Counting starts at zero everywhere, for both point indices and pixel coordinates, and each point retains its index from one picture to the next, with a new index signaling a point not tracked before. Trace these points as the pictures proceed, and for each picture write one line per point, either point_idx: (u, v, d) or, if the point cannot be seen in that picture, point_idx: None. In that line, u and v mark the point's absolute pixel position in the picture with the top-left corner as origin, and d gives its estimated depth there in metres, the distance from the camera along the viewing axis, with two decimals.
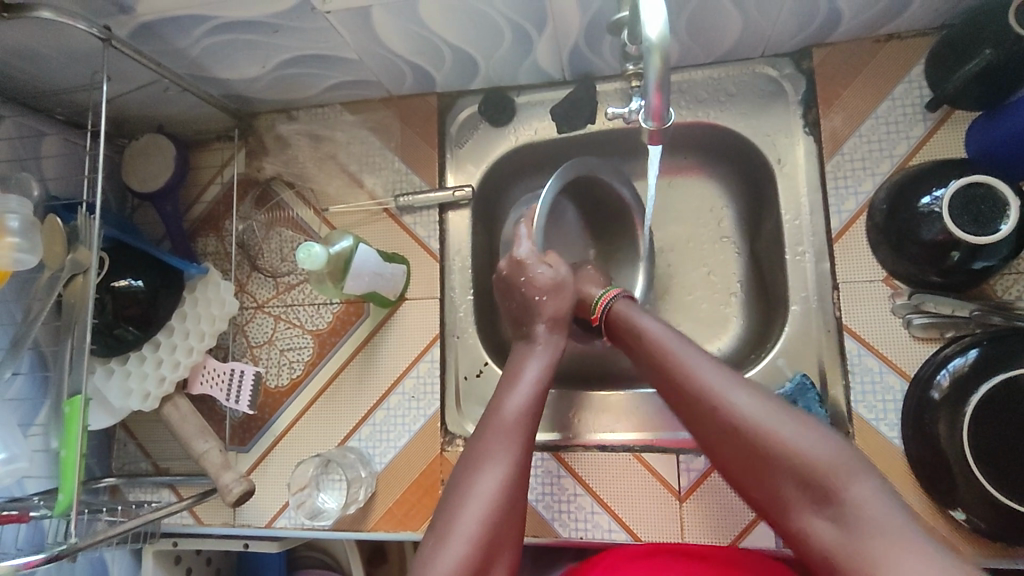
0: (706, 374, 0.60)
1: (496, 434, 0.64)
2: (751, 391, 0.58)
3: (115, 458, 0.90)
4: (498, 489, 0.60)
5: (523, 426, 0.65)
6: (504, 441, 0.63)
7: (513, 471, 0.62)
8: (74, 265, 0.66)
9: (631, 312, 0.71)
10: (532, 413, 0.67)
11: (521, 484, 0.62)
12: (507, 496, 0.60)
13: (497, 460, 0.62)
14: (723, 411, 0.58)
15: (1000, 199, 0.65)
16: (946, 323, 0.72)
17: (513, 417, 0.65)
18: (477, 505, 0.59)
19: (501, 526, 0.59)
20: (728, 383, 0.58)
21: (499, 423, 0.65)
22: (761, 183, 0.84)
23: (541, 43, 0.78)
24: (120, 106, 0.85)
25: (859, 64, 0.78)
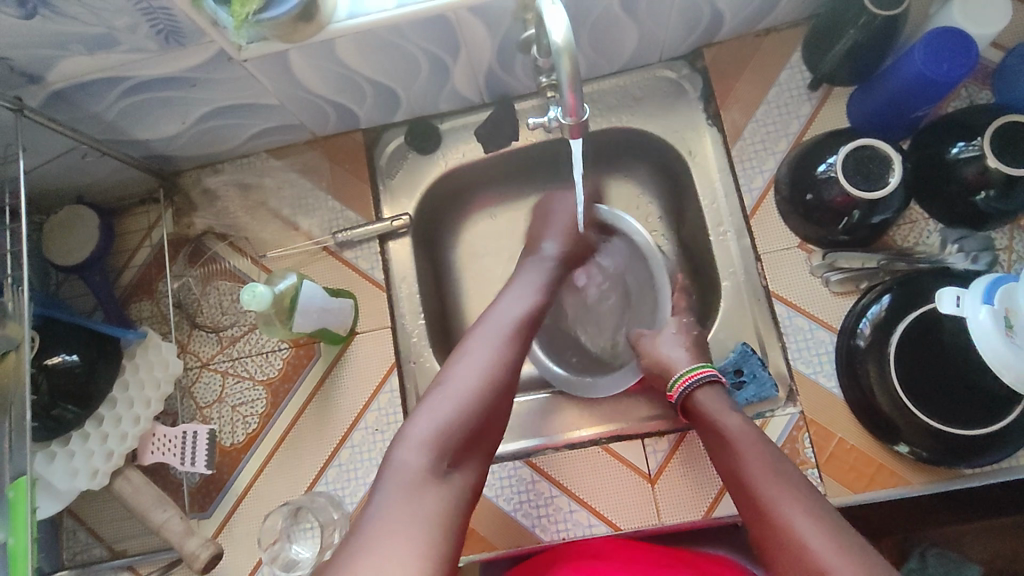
0: (782, 496, 0.60)
1: (479, 329, 0.73)
2: (816, 517, 0.58)
3: (65, 550, 0.84)
4: (486, 367, 0.68)
5: (522, 325, 0.74)
6: (497, 338, 0.72)
7: (501, 353, 0.70)
8: (5, 341, 0.63)
9: (716, 409, 0.71)
10: (529, 317, 0.76)
11: (505, 380, 0.69)
12: (490, 381, 0.67)
13: (487, 340, 0.71)
14: (778, 509, 0.59)
15: (884, 156, 0.73)
16: (859, 275, 0.79)
17: (505, 319, 0.74)
18: (457, 386, 0.66)
19: (484, 399, 0.66)
20: (795, 507, 0.59)
21: (490, 325, 0.73)
22: (678, 175, 0.90)
23: (457, 70, 0.82)
24: (36, 180, 0.82)
25: (745, 57, 0.86)
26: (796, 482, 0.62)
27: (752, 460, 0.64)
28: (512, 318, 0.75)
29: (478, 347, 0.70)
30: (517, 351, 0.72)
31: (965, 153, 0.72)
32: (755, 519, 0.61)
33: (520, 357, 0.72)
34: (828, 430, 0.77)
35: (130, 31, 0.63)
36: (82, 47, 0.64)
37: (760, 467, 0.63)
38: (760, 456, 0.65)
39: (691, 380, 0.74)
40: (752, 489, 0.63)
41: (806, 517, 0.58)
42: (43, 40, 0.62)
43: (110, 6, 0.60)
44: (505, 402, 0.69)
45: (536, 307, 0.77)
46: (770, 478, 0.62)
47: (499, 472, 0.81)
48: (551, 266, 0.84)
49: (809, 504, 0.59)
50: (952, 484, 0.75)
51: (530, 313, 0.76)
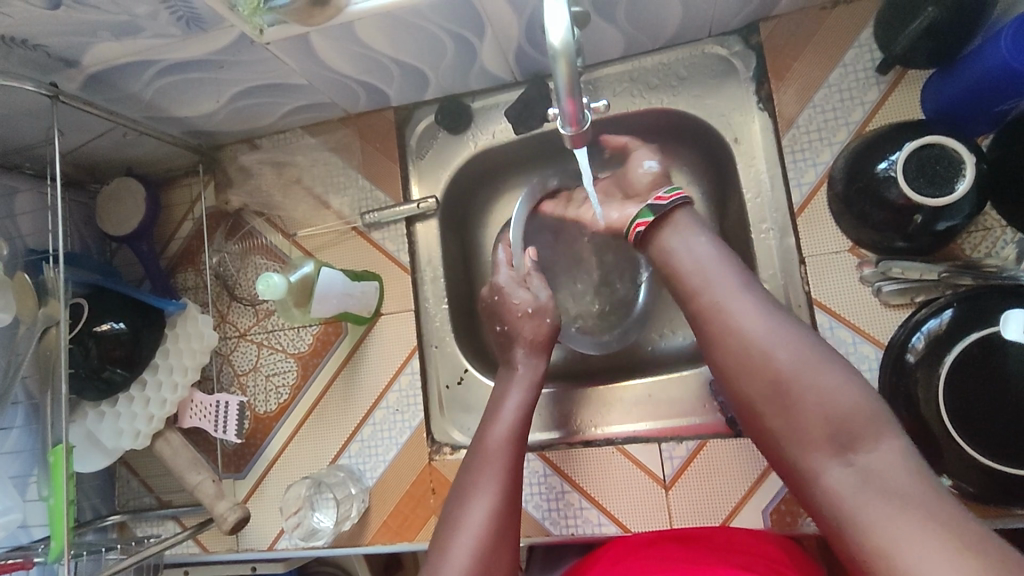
0: (745, 315, 0.59)
1: (480, 464, 0.65)
2: (786, 333, 0.58)
3: (119, 495, 0.92)
4: (484, 523, 0.60)
5: (509, 450, 0.66)
6: (495, 469, 0.64)
7: (502, 490, 0.63)
8: (47, 318, 0.68)
9: (685, 225, 0.67)
10: (517, 439, 0.67)
11: (511, 528, 0.62)
12: (499, 525, 0.61)
13: (487, 479, 0.63)
14: (749, 333, 0.59)
15: (955, 157, 0.64)
16: (915, 288, 0.71)
17: (494, 445, 0.66)
18: (467, 535, 0.59)
19: (496, 551, 0.59)
20: (766, 325, 0.59)
21: (484, 458, 0.65)
22: (722, 163, 0.84)
23: (485, 48, 0.78)
24: (86, 156, 0.86)
25: (807, 34, 0.77)
26: (760, 303, 0.60)
27: (719, 274, 0.63)
28: (501, 443, 0.67)
29: (473, 503, 0.62)
30: (510, 484, 0.64)
31: None
32: (729, 350, 0.60)
33: (515, 498, 0.64)
34: None
35: (151, 18, 0.62)
36: (108, 34, 0.64)
37: (724, 294, 0.61)
38: (721, 272, 0.63)
39: (672, 198, 0.68)
40: (716, 318, 0.61)
41: (757, 317, 0.59)
42: (71, 29, 0.62)
43: None
44: (509, 550, 0.61)
45: (522, 419, 0.69)
46: (736, 300, 0.61)
47: None
48: (530, 373, 0.74)
49: (778, 315, 0.60)
50: (993, 522, 0.69)
51: (516, 439, 0.67)
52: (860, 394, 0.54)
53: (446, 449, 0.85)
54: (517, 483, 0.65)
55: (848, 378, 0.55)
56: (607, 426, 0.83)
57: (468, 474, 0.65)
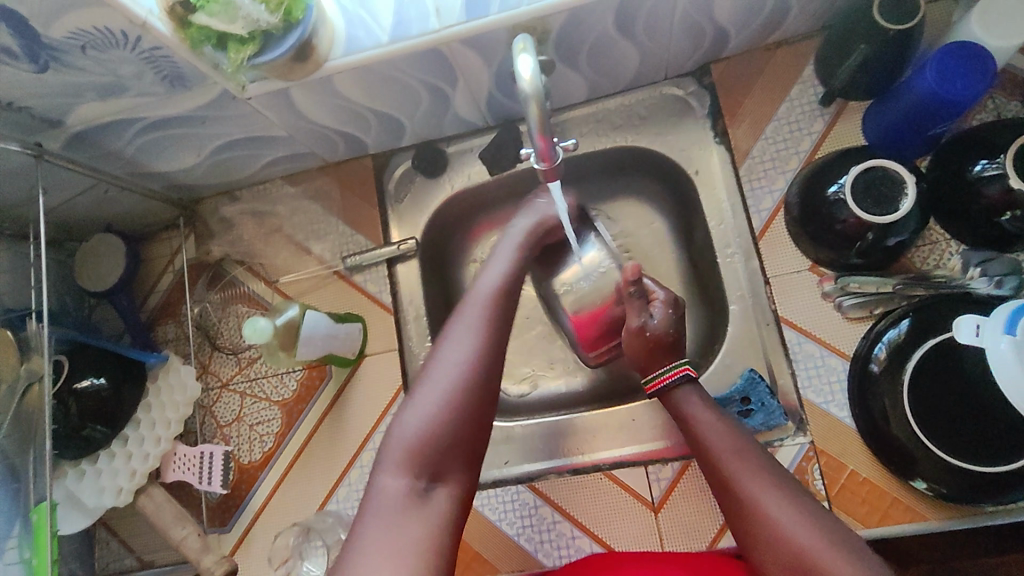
0: (755, 483, 0.60)
1: (463, 309, 0.66)
2: (793, 502, 0.58)
3: (98, 558, 0.89)
4: (467, 358, 0.62)
5: (498, 299, 0.67)
6: (477, 316, 0.65)
7: (484, 333, 0.64)
8: (30, 374, 0.68)
9: (690, 400, 0.70)
10: (505, 291, 0.69)
11: (493, 372, 0.62)
12: (482, 364, 0.62)
13: (469, 322, 0.65)
14: (760, 500, 0.59)
15: (895, 177, 0.70)
16: (873, 301, 0.76)
17: (480, 295, 0.68)
18: (449, 369, 0.61)
19: (476, 387, 0.61)
20: (773, 494, 0.59)
21: (469, 301, 0.67)
22: (686, 194, 0.89)
23: (457, 96, 0.82)
24: (67, 215, 0.87)
25: (754, 73, 0.83)
26: (775, 479, 0.60)
27: (718, 441, 0.65)
28: (489, 293, 0.68)
29: (454, 345, 0.63)
30: (494, 331, 0.65)
31: (987, 171, 0.68)
32: (738, 513, 0.60)
33: (502, 347, 0.65)
34: (839, 461, 0.75)
35: (137, 77, 0.65)
36: (94, 95, 0.67)
37: (737, 462, 0.62)
38: (739, 442, 0.64)
39: (671, 377, 0.72)
40: (732, 478, 0.62)
41: (774, 490, 0.59)
42: (58, 91, 0.65)
43: (115, 57, 0.61)
44: (491, 395, 0.62)
45: (511, 277, 0.71)
46: (751, 474, 0.61)
47: (502, 496, 0.82)
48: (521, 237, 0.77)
49: (786, 487, 0.59)
50: (970, 521, 0.71)
51: (503, 291, 0.68)
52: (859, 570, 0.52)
53: None
54: (504, 331, 0.66)
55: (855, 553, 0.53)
56: (594, 452, 0.83)
57: (454, 317, 0.66)
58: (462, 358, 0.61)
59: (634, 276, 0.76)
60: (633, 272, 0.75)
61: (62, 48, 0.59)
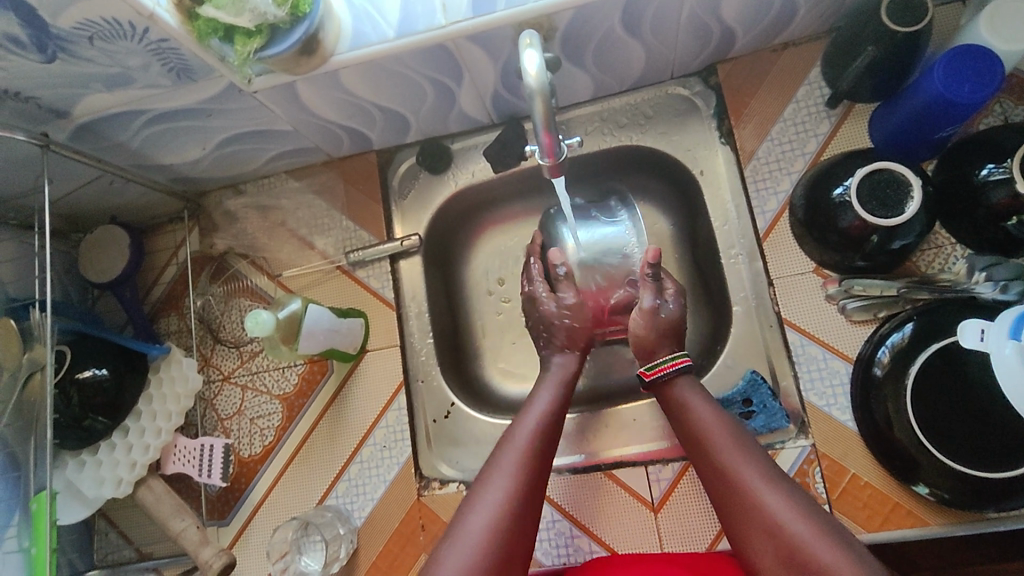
0: (754, 477, 0.61)
1: (501, 452, 0.66)
2: (791, 495, 0.59)
3: (97, 549, 0.90)
4: (507, 499, 0.61)
5: (538, 442, 0.67)
6: (515, 458, 0.64)
7: (522, 475, 0.63)
8: (32, 363, 0.68)
9: (689, 393, 0.71)
10: (546, 434, 0.68)
11: (528, 507, 0.62)
12: (520, 502, 0.61)
13: (508, 466, 0.64)
14: (758, 492, 0.60)
15: (902, 181, 0.69)
16: (878, 303, 0.75)
17: (521, 436, 0.67)
18: (488, 511, 0.60)
19: (513, 523, 0.60)
20: (773, 488, 0.60)
21: (508, 445, 0.66)
22: (690, 194, 0.88)
23: (463, 93, 0.82)
24: (72, 205, 0.87)
25: (761, 74, 0.83)
26: (774, 475, 0.61)
27: (716, 436, 0.66)
28: (532, 433, 0.68)
29: (494, 485, 0.62)
30: (532, 473, 0.64)
31: (994, 175, 0.68)
32: (735, 508, 0.61)
33: (537, 493, 0.64)
34: (841, 465, 0.75)
35: (143, 69, 0.65)
36: (101, 86, 0.67)
37: (736, 458, 0.63)
38: (737, 437, 0.65)
39: (672, 367, 0.72)
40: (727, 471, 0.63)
41: (772, 483, 0.60)
42: (65, 82, 0.65)
43: (122, 48, 0.61)
44: (526, 533, 0.61)
45: (551, 419, 0.70)
46: (750, 469, 0.62)
47: None
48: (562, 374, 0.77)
49: (782, 481, 0.61)
50: (971, 526, 0.71)
51: (544, 434, 0.68)
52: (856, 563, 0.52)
53: (434, 484, 0.84)
54: (541, 479, 0.65)
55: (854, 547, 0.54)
56: (593, 451, 0.83)
57: (492, 461, 0.65)
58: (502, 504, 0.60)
59: (654, 260, 0.78)
60: (653, 256, 0.78)
61: (70, 39, 0.59)
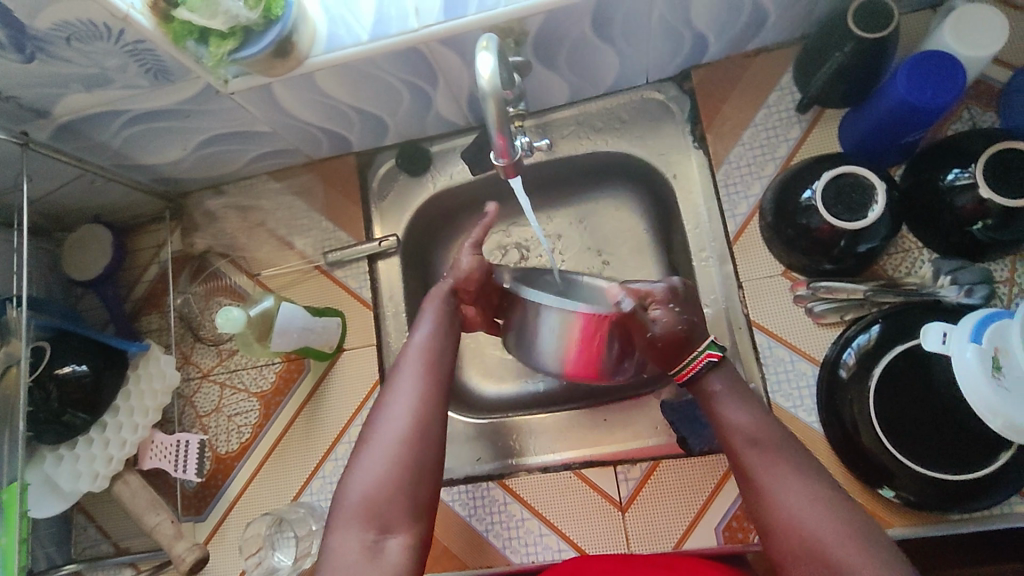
0: (792, 489, 0.58)
1: (400, 372, 0.68)
2: (830, 512, 0.56)
3: (75, 543, 0.91)
4: (406, 416, 0.64)
5: (433, 359, 0.69)
6: (413, 377, 0.67)
7: (420, 394, 0.65)
8: (8, 356, 0.70)
9: (722, 389, 0.68)
10: (440, 348, 0.70)
11: (432, 423, 0.64)
12: (420, 418, 0.64)
13: (406, 386, 0.66)
14: (791, 505, 0.57)
15: (868, 185, 0.70)
16: (845, 306, 0.76)
17: (416, 355, 0.69)
18: (389, 429, 0.63)
19: (417, 439, 0.63)
20: (809, 502, 0.57)
21: (405, 363, 0.68)
22: (664, 198, 0.89)
23: (439, 96, 0.83)
24: (55, 204, 0.89)
25: (733, 79, 0.84)
26: (811, 487, 0.58)
27: (753, 441, 0.63)
28: (420, 351, 0.69)
29: (393, 405, 0.65)
30: (429, 385, 0.66)
31: (959, 181, 0.69)
32: (767, 520, 0.59)
33: (441, 406, 0.66)
34: None
35: (120, 70, 0.67)
36: (79, 86, 0.68)
37: (770, 464, 0.61)
38: (774, 442, 0.63)
39: (696, 365, 0.68)
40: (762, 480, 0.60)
41: (809, 498, 0.58)
42: (43, 82, 0.66)
43: (99, 49, 0.63)
44: (433, 447, 0.63)
45: (439, 333, 0.71)
46: (787, 480, 0.59)
47: (472, 492, 0.82)
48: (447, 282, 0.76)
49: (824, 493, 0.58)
50: (937, 528, 0.71)
51: (439, 351, 0.70)
52: None
53: None
54: (442, 393, 0.67)
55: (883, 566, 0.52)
56: (564, 451, 0.84)
57: (392, 380, 0.68)
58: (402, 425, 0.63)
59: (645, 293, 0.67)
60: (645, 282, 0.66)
61: (46, 39, 0.60)
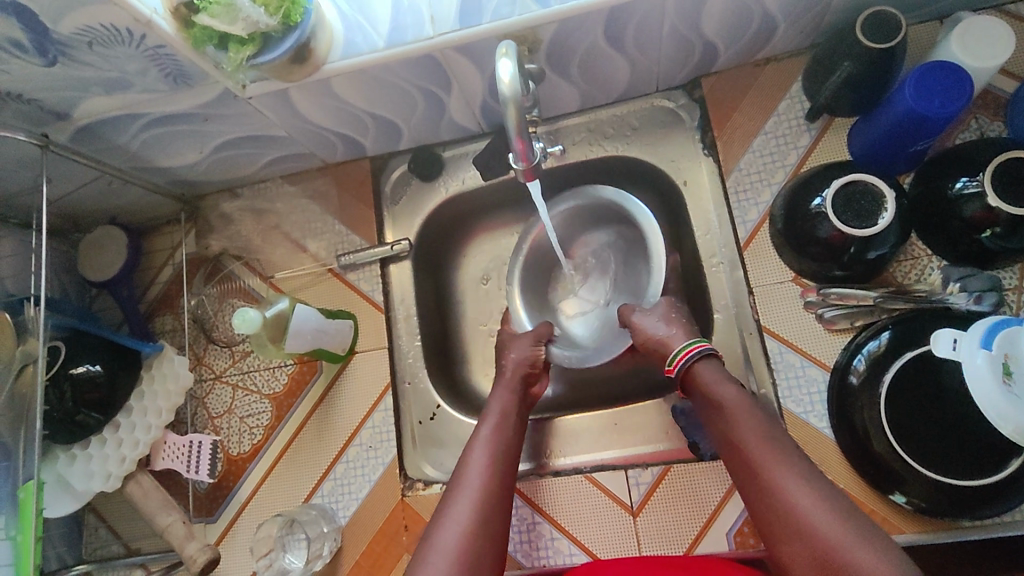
0: (788, 479, 0.60)
1: (463, 472, 0.69)
2: (823, 499, 0.58)
3: (86, 544, 0.91)
4: (472, 518, 0.64)
5: (500, 463, 0.70)
6: (478, 478, 0.68)
7: (483, 494, 0.67)
8: (26, 356, 0.70)
9: (713, 376, 0.71)
10: (506, 453, 0.72)
11: (493, 525, 0.65)
12: (484, 519, 0.64)
13: (470, 487, 0.67)
14: (788, 494, 0.59)
15: (876, 194, 0.71)
16: (856, 312, 0.76)
17: (479, 456, 0.71)
18: (454, 528, 0.63)
19: (481, 543, 0.63)
20: (804, 491, 0.58)
21: (470, 465, 0.70)
22: (674, 204, 0.90)
23: (452, 103, 0.84)
24: (72, 205, 0.90)
25: (743, 87, 0.85)
26: (806, 475, 0.60)
27: (747, 431, 0.65)
28: (487, 448, 0.71)
29: (459, 503, 0.66)
30: (496, 489, 0.68)
31: (967, 189, 0.70)
32: (767, 510, 0.60)
33: (504, 516, 0.67)
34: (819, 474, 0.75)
35: (141, 74, 0.68)
36: (100, 89, 0.70)
37: (765, 453, 0.62)
38: (765, 430, 0.64)
39: (691, 353, 0.73)
40: (759, 470, 0.62)
41: (804, 486, 0.59)
42: (65, 85, 0.68)
43: (120, 54, 0.64)
44: (495, 552, 0.63)
45: (503, 428, 0.75)
46: (780, 469, 0.61)
47: None
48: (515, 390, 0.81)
49: (817, 482, 0.59)
50: (949, 534, 0.71)
51: (504, 453, 0.72)
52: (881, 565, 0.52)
53: (418, 485, 0.86)
54: (504, 495, 0.68)
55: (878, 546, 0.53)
56: (576, 455, 0.85)
57: (456, 480, 0.69)
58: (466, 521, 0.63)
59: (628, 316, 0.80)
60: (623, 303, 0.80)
61: (70, 44, 0.61)
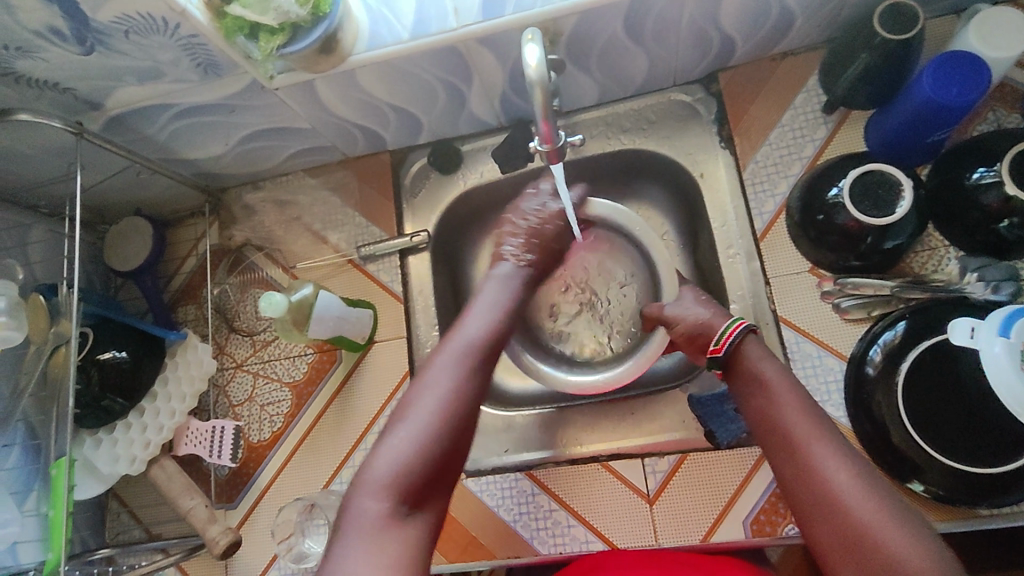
0: (828, 457, 0.59)
1: (443, 352, 0.68)
2: (862, 477, 0.58)
3: (109, 529, 0.92)
4: (447, 396, 0.64)
5: (481, 348, 0.69)
6: (457, 357, 0.67)
7: (462, 373, 0.66)
8: (57, 336, 0.71)
9: (756, 354, 0.70)
10: (490, 338, 0.71)
11: (469, 405, 0.65)
12: (459, 400, 0.64)
13: (449, 365, 0.66)
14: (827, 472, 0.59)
15: (894, 181, 0.72)
16: (871, 303, 0.77)
17: (464, 342, 0.69)
18: (428, 407, 0.62)
19: (455, 418, 0.63)
20: (847, 472, 0.58)
21: (451, 348, 0.68)
22: (691, 197, 0.91)
23: (473, 96, 0.86)
24: (100, 195, 0.92)
25: (760, 81, 0.86)
26: (845, 453, 0.60)
27: (789, 405, 0.64)
28: (471, 338, 0.69)
29: (438, 375, 0.65)
30: (475, 369, 0.67)
31: (986, 178, 0.70)
32: (801, 488, 0.60)
33: (480, 388, 0.67)
34: None
35: (174, 64, 0.70)
36: (133, 79, 0.72)
37: (806, 429, 0.62)
38: (804, 406, 0.64)
39: (733, 334, 0.72)
40: (799, 446, 0.61)
41: (844, 465, 0.59)
42: (100, 74, 0.70)
43: (155, 43, 0.66)
44: (467, 429, 0.64)
45: (495, 324, 0.72)
46: (820, 445, 0.61)
47: (502, 481, 0.84)
48: (515, 287, 0.78)
49: (852, 459, 0.59)
50: (967, 523, 0.71)
51: (489, 338, 0.70)
52: (917, 545, 0.53)
53: None
54: (482, 379, 0.67)
55: (912, 524, 0.54)
56: (594, 443, 0.86)
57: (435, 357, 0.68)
58: (446, 396, 0.63)
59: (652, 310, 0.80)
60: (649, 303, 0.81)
61: (108, 32, 0.63)
